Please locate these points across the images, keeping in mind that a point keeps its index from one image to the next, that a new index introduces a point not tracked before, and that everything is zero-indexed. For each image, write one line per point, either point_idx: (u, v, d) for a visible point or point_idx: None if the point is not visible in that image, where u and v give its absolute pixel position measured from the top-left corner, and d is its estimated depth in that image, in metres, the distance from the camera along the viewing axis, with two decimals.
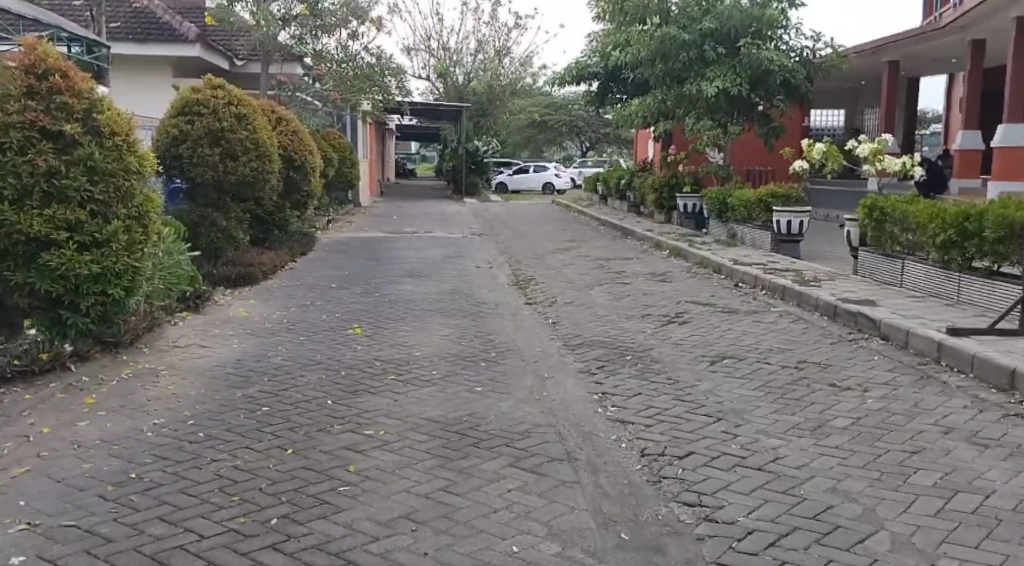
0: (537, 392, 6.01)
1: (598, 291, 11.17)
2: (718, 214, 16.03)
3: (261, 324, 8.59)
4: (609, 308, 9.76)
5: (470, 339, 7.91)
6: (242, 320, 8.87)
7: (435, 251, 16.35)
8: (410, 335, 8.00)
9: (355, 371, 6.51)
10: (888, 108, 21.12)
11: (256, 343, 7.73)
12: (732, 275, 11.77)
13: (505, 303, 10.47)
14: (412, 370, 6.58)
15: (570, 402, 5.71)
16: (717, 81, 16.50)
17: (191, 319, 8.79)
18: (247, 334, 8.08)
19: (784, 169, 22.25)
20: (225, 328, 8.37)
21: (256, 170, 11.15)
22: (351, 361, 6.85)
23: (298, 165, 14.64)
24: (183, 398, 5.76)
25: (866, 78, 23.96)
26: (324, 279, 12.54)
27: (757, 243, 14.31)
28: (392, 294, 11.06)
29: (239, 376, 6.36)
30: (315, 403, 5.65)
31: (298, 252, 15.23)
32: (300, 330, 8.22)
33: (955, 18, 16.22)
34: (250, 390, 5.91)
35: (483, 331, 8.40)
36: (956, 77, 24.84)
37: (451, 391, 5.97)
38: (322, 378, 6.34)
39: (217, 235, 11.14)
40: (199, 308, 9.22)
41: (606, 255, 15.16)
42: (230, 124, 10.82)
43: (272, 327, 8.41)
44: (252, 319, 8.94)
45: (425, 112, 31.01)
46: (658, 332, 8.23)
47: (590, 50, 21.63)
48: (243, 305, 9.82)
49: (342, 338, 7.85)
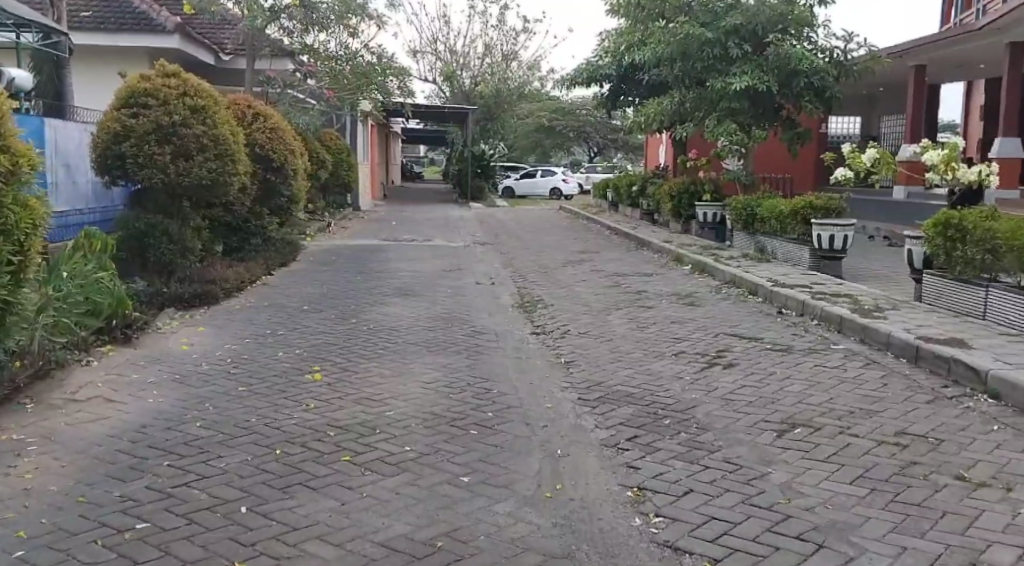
0: (540, 493, 4.35)
1: (617, 316, 9.51)
2: (742, 224, 14.33)
3: (195, 371, 6.96)
4: (631, 341, 8.12)
5: (459, 391, 6.24)
6: (181, 357, 7.50)
7: (433, 263, 14.67)
8: (381, 389, 6.32)
9: (299, 448, 4.87)
10: (913, 117, 19.21)
11: (179, 400, 6.02)
12: (770, 298, 10.05)
13: (507, 332, 8.83)
14: (378, 446, 4.94)
15: (587, 517, 4.08)
16: (743, 79, 14.80)
17: (114, 352, 7.72)
18: (171, 387, 6.40)
19: (807, 177, 20.56)
20: (147, 379, 6.66)
21: (217, 169, 10.45)
22: (302, 429, 5.21)
23: (277, 167, 13.40)
24: (38, 510, 4.23)
25: (889, 85, 22.06)
26: (295, 300, 10.87)
27: (792, 258, 12.53)
28: (374, 320, 9.39)
29: (135, 457, 4.84)
30: (222, 534, 3.99)
31: (275, 264, 13.53)
32: (244, 380, 6.57)
33: (994, 18, 14.28)
34: (140, 505, 4.25)
35: (475, 377, 6.73)
36: (976, 84, 22.93)
37: (424, 494, 4.33)
38: (248, 464, 4.67)
39: (168, 249, 10.55)
40: (131, 339, 8.07)
41: (622, 270, 13.50)
42: (183, 118, 10.16)
43: (204, 378, 6.71)
44: (187, 361, 7.31)
45: (429, 114, 29.33)
46: (700, 378, 6.54)
47: (600, 50, 19.90)
48: (182, 343, 8.27)
49: (296, 391, 6.19)
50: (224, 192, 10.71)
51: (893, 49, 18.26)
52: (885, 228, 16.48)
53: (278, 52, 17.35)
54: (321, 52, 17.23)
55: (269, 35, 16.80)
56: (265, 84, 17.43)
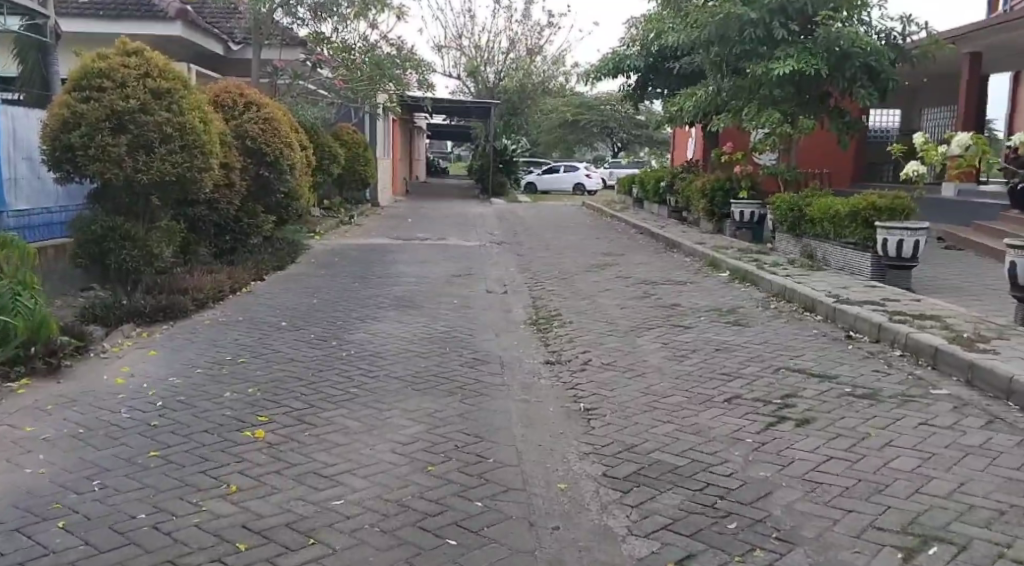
0: None
1: (651, 340, 7.81)
2: (786, 226, 12.44)
3: (107, 429, 5.42)
4: (668, 378, 6.45)
5: (443, 473, 4.62)
6: (110, 398, 6.11)
7: (442, 266, 13.03)
8: (345, 470, 4.71)
9: None
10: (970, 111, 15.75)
11: (57, 491, 4.44)
12: (834, 317, 8.22)
13: (515, 360, 7.17)
14: None
15: None
16: (790, 62, 12.83)
17: (29, 387, 6.45)
18: (59, 472, 4.73)
19: (846, 172, 18.76)
20: (35, 449, 5.05)
21: (184, 161, 8.75)
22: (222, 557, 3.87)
23: (271, 161, 11.87)
24: None
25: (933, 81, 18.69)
26: (272, 313, 9.27)
27: (847, 265, 10.61)
28: (357, 341, 7.75)
29: None
30: None
31: (270, 268, 11.91)
32: (161, 452, 4.99)
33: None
34: None
35: (463, 445, 5.08)
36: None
37: None
38: None
39: (129, 255, 9.03)
40: (56, 369, 6.76)
41: (653, 276, 11.82)
42: (143, 103, 8.50)
43: (110, 447, 5.10)
44: (102, 414, 5.73)
45: (449, 109, 27.70)
46: (772, 443, 4.83)
47: (628, 39, 18.16)
48: (118, 378, 6.72)
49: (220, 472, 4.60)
50: (194, 188, 9.02)
51: (966, 43, 15.32)
52: (936, 229, 14.51)
53: (287, 41, 16.70)
54: (338, 43, 16.05)
55: (280, 23, 15.67)
56: (273, 75, 16.11)
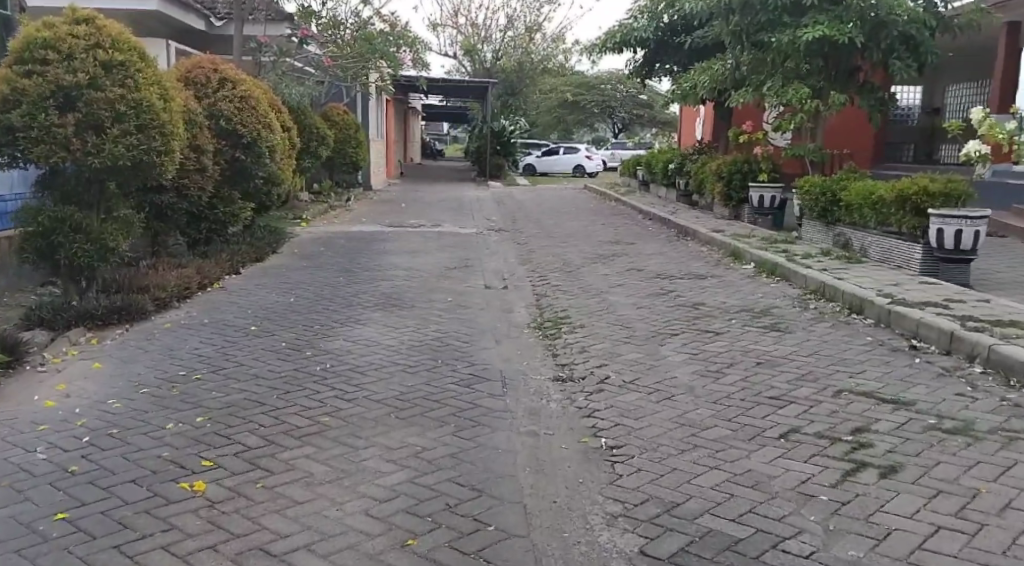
0: None
1: (676, 352, 6.67)
2: (815, 212, 11.33)
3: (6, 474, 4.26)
4: (705, 403, 5.36)
5: (429, 555, 3.63)
6: (28, 426, 4.85)
7: (437, 256, 11.96)
8: (302, 549, 3.69)
9: None
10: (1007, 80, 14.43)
11: None
12: (891, 324, 7.25)
13: (520, 377, 6.07)
14: None
15: None
16: (818, 30, 11.71)
17: None
18: None
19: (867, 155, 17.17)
20: None
21: (141, 143, 7.32)
22: None
23: (248, 144, 10.68)
24: None
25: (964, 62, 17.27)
26: (237, 313, 7.98)
27: (891, 257, 9.56)
28: (334, 350, 6.63)
29: None
30: None
31: (247, 260, 10.75)
32: (71, 513, 3.92)
33: None
34: None
35: (457, 506, 4.02)
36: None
37: None
38: None
39: (82, 247, 7.41)
40: None
41: (670, 268, 10.72)
42: (91, 78, 7.10)
43: (11, 505, 4.00)
44: (9, 456, 4.46)
45: (445, 88, 26.51)
46: (864, 514, 3.95)
47: (635, 10, 16.87)
48: (46, 398, 5.41)
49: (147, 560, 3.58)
50: (156, 176, 7.57)
51: (1005, 11, 14.07)
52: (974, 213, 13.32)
53: (273, 15, 15.47)
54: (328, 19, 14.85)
55: None
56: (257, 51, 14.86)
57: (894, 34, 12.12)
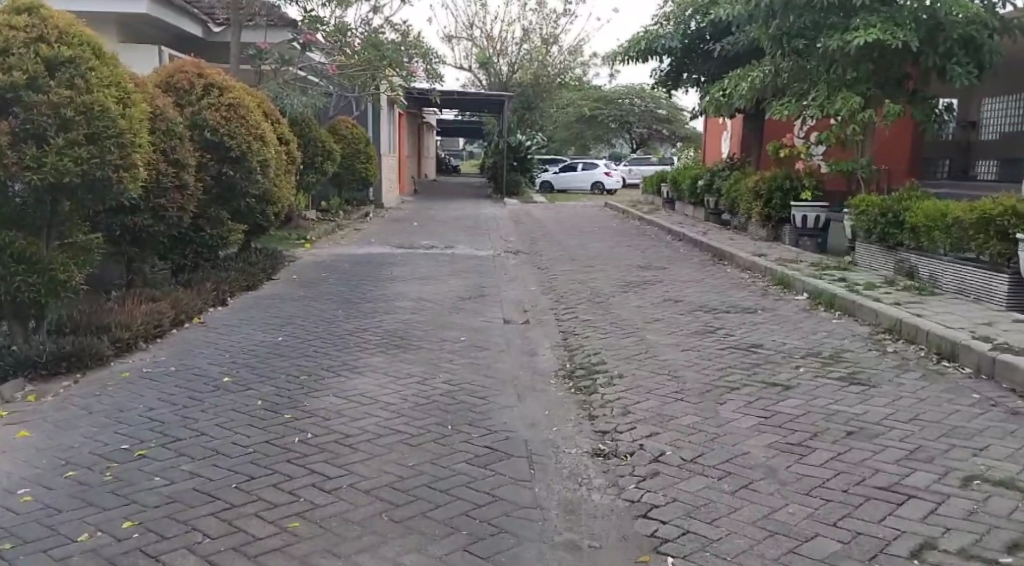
0: None
1: (740, 414, 5.38)
2: (873, 234, 10.00)
3: None
4: (796, 498, 4.10)
5: None
6: None
7: (449, 282, 10.74)
8: None
9: None
10: None
11: None
12: (997, 376, 5.98)
13: (551, 451, 4.82)
14: None
15: None
16: (871, 33, 10.42)
17: None
18: None
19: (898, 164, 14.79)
20: None
21: (93, 156, 6.15)
22: None
23: (237, 158, 9.48)
24: None
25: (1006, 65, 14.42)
26: (210, 359, 6.74)
27: (971, 288, 8.26)
28: (320, 410, 5.41)
29: None
30: None
31: (239, 288, 9.60)
32: None
33: None
34: None
35: None
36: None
37: None
38: None
39: (24, 283, 6.19)
40: None
41: (713, 299, 9.47)
42: (32, 77, 5.96)
43: None
44: None
45: (458, 102, 25.40)
46: None
47: (661, 15, 15.64)
48: None
49: None
50: (114, 195, 6.38)
51: None
52: None
53: (276, 21, 14.36)
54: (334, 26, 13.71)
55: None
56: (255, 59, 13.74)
57: (955, 36, 10.77)
